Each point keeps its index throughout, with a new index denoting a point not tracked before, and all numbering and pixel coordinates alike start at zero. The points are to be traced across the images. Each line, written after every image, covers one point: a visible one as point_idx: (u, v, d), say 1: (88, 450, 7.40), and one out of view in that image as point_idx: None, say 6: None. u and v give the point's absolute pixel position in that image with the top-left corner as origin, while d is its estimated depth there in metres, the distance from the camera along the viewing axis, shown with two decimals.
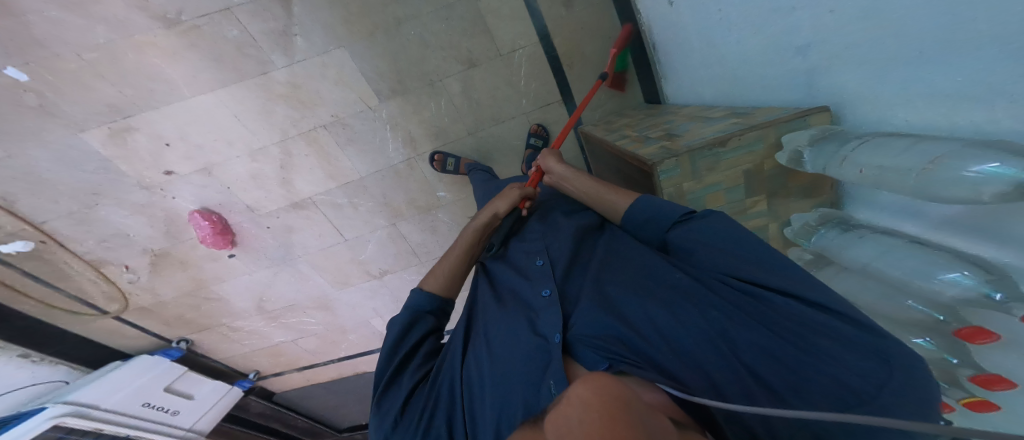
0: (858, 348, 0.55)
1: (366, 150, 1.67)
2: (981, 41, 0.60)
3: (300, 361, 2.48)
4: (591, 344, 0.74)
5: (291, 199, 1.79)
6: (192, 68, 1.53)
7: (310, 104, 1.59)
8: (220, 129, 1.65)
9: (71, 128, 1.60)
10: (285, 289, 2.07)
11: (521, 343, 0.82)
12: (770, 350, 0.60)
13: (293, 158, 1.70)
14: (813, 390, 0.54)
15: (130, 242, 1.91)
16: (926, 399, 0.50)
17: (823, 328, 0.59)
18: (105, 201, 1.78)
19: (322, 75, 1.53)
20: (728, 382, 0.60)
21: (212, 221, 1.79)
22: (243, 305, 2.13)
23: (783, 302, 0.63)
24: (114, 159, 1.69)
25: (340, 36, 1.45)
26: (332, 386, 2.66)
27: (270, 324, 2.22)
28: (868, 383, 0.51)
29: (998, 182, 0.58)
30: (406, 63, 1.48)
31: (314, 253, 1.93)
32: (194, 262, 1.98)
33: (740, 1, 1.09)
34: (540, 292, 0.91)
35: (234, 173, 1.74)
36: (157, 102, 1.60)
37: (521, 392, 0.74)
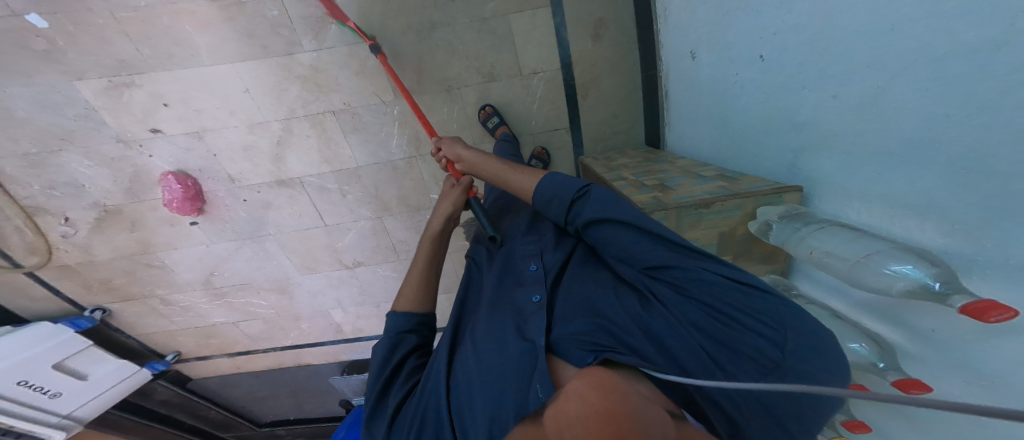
0: (763, 319, 0.64)
1: (369, 142, 1.65)
2: (950, 163, 0.60)
3: (235, 345, 2.19)
4: (578, 341, 0.68)
5: (276, 174, 1.71)
6: (221, 39, 1.55)
7: (327, 89, 1.60)
8: (227, 98, 1.62)
9: (67, 72, 1.55)
10: (242, 266, 1.90)
11: (507, 349, 0.74)
12: (710, 332, 0.65)
13: (292, 136, 1.66)
14: (743, 360, 0.63)
15: (81, 194, 1.75)
16: (819, 352, 0.65)
17: (744, 305, 0.65)
18: (71, 149, 1.67)
19: (346, 64, 1.56)
20: (694, 363, 0.62)
21: (186, 186, 1.69)
22: (187, 277, 1.93)
23: (713, 282, 0.67)
24: (102, 109, 1.62)
25: (374, 31, 1.52)
26: (266, 378, 2.34)
27: (213, 302, 2.01)
28: (775, 347, 0.62)
29: (908, 281, 0.67)
30: (429, 66, 1.54)
31: (288, 233, 1.81)
32: (147, 225, 1.81)
33: (755, 66, 1.04)
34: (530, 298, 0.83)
35: (226, 141, 1.67)
36: (173, 65, 1.59)
37: (510, 399, 0.65)
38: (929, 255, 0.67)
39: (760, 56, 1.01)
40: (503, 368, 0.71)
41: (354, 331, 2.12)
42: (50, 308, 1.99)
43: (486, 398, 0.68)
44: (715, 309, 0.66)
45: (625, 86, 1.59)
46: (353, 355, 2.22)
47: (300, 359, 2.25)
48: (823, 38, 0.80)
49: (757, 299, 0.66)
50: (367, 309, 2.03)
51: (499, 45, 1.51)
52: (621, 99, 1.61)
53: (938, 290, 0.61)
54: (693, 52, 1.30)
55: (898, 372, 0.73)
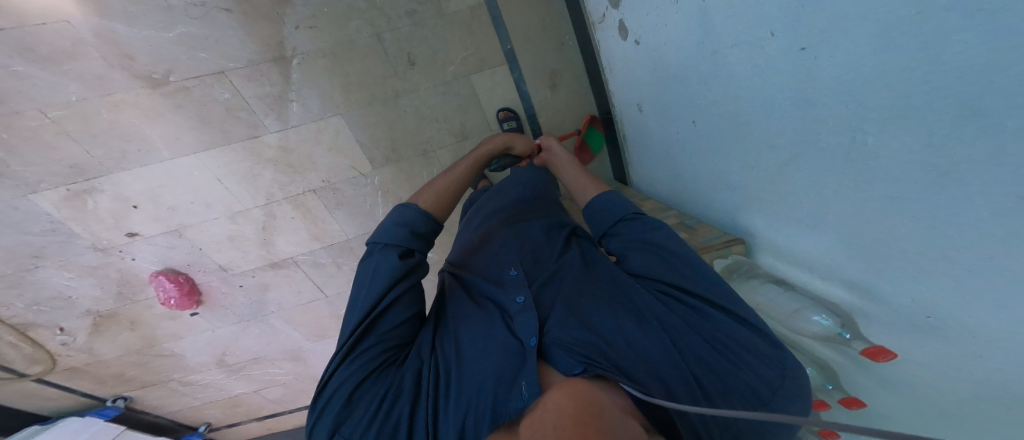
0: (761, 359, 0.74)
1: (355, 214, 1.66)
2: (839, 236, 0.73)
3: (260, 409, 2.29)
4: (567, 349, 0.70)
5: (266, 256, 1.71)
6: (175, 129, 1.47)
7: (301, 169, 1.57)
8: (200, 191, 1.58)
9: (19, 188, 1.46)
10: (251, 342, 1.94)
11: (495, 343, 0.76)
12: (709, 362, 0.73)
13: (276, 220, 1.65)
14: (736, 394, 0.69)
15: (70, 304, 1.73)
16: (797, 394, 0.72)
17: (739, 340, 0.76)
18: (46, 264, 1.62)
19: (316, 140, 1.52)
20: (681, 387, 0.68)
21: (179, 282, 1.70)
22: (200, 359, 1.98)
23: (725, 321, 0.78)
24: (68, 220, 1.56)
25: (337, 103, 1.46)
26: (294, 431, 2.46)
27: (230, 377, 2.07)
28: (768, 390, 0.70)
29: (824, 327, 0.82)
30: (401, 132, 1.52)
31: (291, 308, 1.86)
32: (146, 322, 1.83)
33: (692, 129, 1.09)
34: (514, 297, 0.83)
35: (209, 233, 1.66)
36: (131, 164, 1.51)
37: (491, 389, 0.69)
38: (831, 306, 0.82)
39: (693, 121, 1.07)
40: (487, 367, 0.72)
41: None
42: (68, 403, 2.02)
43: (471, 388, 0.71)
44: (713, 342, 0.76)
45: (585, 127, 1.67)
46: None
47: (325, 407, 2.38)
48: (735, 119, 0.90)
49: (756, 339, 0.77)
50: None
51: (465, 106, 1.51)
52: (584, 140, 1.69)
53: (845, 338, 0.78)
54: (639, 105, 1.32)
55: (840, 391, 0.83)
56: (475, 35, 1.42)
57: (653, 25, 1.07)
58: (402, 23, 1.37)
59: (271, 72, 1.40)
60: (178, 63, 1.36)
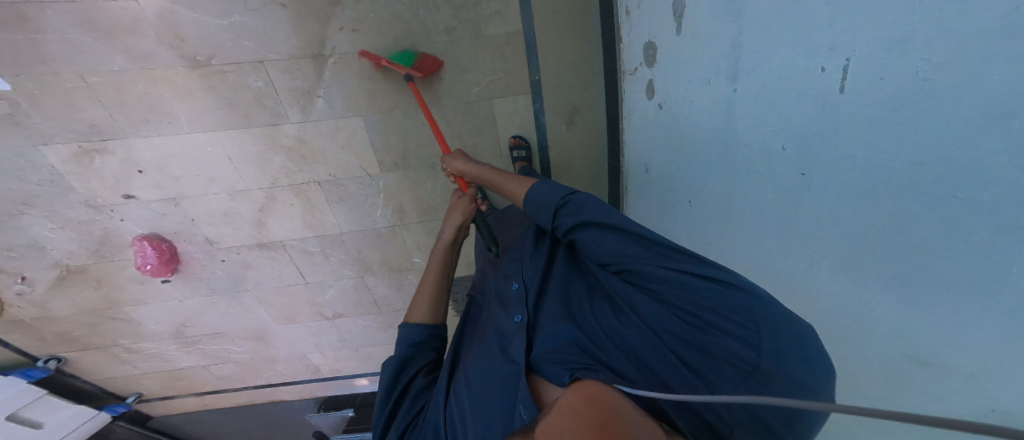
0: (743, 325, 0.69)
1: (353, 210, 1.67)
2: (807, 310, 0.76)
3: (202, 385, 2.14)
4: (553, 361, 0.84)
5: (255, 236, 1.73)
6: (202, 107, 1.53)
7: (310, 160, 1.61)
8: (207, 165, 1.62)
9: (25, 133, 1.50)
10: (216, 315, 1.90)
11: (498, 370, 0.93)
12: (682, 334, 0.76)
13: (275, 204, 1.68)
14: (724, 365, 0.70)
15: (41, 254, 1.70)
16: (809, 358, 0.66)
17: (715, 305, 0.73)
18: (33, 213, 1.63)
19: (332, 136, 1.57)
20: (670, 373, 0.75)
21: (160, 249, 1.69)
22: (154, 328, 1.94)
23: (696, 288, 0.76)
24: (69, 175, 1.58)
25: (360, 105, 1.51)
26: (233, 412, 2.26)
27: (182, 349, 2.01)
28: (752, 351, 0.67)
29: None
30: (415, 144, 1.57)
31: (268, 289, 1.82)
32: (112, 282, 1.80)
33: (696, 195, 1.12)
34: (513, 317, 1.04)
35: (205, 207, 1.68)
36: (148, 131, 1.56)
37: (497, 416, 0.84)
38: None
39: (689, 201, 1.18)
40: (494, 387, 0.90)
41: (332, 370, 2.06)
42: None
43: (481, 414, 0.87)
44: (685, 313, 0.77)
45: (595, 169, 1.67)
46: (334, 391, 2.17)
47: (274, 398, 2.19)
48: (722, 193, 0.99)
49: (736, 298, 0.71)
50: (347, 352, 1.99)
51: (482, 127, 1.53)
52: (591, 181, 1.69)
53: None
54: (648, 166, 1.41)
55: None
56: (507, 61, 1.44)
57: (682, 89, 1.12)
58: (440, 40, 1.41)
59: (305, 67, 1.47)
60: (222, 49, 1.45)
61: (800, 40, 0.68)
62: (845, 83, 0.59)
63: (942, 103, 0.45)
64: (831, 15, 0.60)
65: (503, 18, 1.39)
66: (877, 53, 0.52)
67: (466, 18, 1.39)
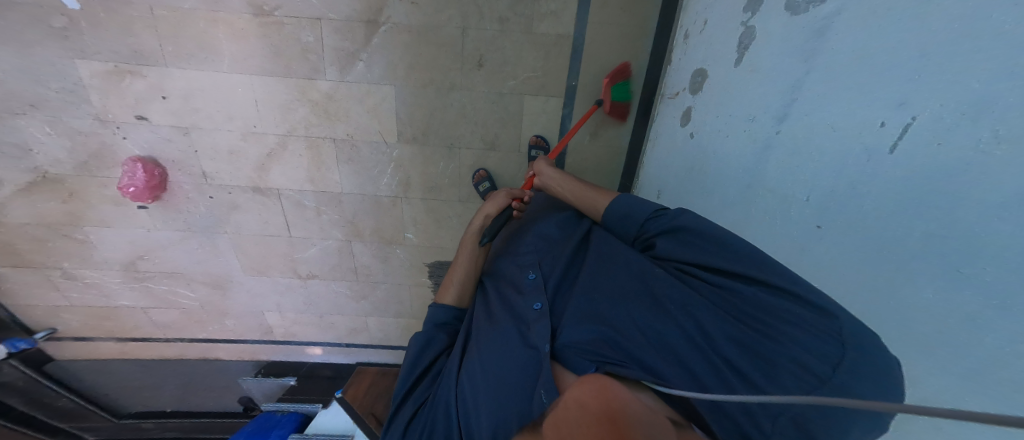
0: (818, 335, 0.69)
1: (360, 173, 1.64)
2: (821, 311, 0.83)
3: (132, 330, 1.90)
4: (579, 351, 0.91)
5: (252, 178, 1.64)
6: (247, 51, 1.51)
7: (334, 118, 1.58)
8: (229, 103, 1.56)
9: (65, 44, 1.45)
10: (178, 252, 1.74)
11: (516, 355, 0.99)
12: (739, 339, 0.78)
13: (284, 152, 1.61)
14: (783, 373, 0.69)
15: (20, 156, 1.58)
16: (883, 377, 0.63)
17: (783, 316, 0.73)
18: (36, 116, 1.53)
19: (360, 100, 1.55)
20: (711, 378, 0.77)
21: (150, 174, 1.59)
22: (107, 255, 1.75)
23: (765, 297, 0.77)
24: (91, 88, 1.52)
25: (399, 75, 1.52)
26: (154, 367, 1.98)
27: (127, 285, 1.80)
28: (825, 363, 0.66)
29: None
30: (438, 123, 1.58)
31: (247, 235, 1.70)
32: (83, 198, 1.66)
33: (715, 210, 1.22)
34: (531, 305, 1.08)
35: (212, 142, 1.61)
36: (189, 65, 1.52)
37: (516, 401, 0.91)
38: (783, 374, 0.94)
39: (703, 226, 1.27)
40: (513, 373, 0.95)
41: (285, 334, 1.89)
42: None
43: (496, 397, 0.93)
44: (746, 320, 0.79)
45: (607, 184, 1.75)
46: (280, 357, 1.95)
47: (208, 356, 1.95)
48: (740, 217, 1.10)
49: (813, 316, 0.71)
50: (308, 316, 1.84)
51: (507, 121, 1.59)
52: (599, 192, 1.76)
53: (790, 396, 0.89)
54: (660, 191, 1.54)
55: None
56: (548, 64, 1.51)
57: (717, 126, 1.22)
58: (491, 27, 1.44)
59: (357, 31, 1.48)
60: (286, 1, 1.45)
61: (866, 88, 0.73)
62: (900, 142, 0.66)
63: (968, 179, 0.56)
64: (913, 71, 0.65)
65: (555, 22, 1.45)
66: (946, 113, 0.59)
67: (520, 12, 1.43)
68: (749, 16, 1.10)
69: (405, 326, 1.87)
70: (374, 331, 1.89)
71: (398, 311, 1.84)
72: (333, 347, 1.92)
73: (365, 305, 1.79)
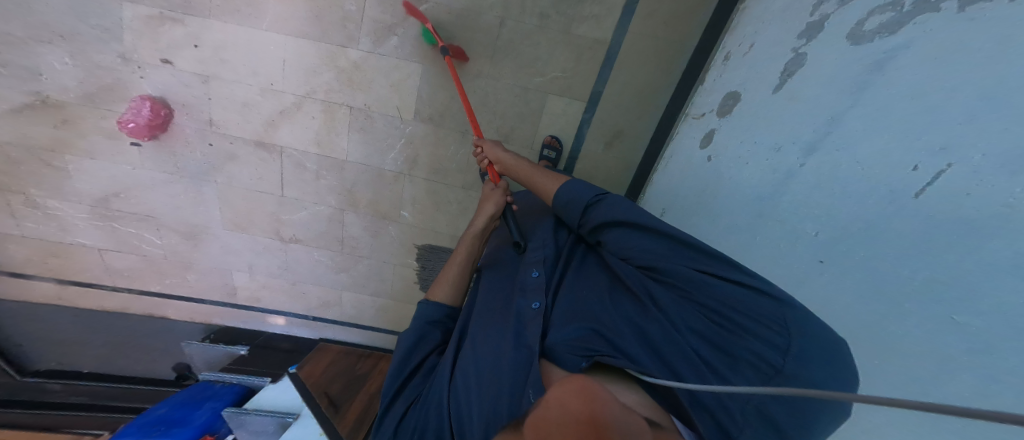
0: (767, 324, 0.62)
1: (370, 146, 1.37)
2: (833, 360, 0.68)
3: (76, 273, 1.61)
4: (568, 347, 0.78)
5: (258, 131, 1.37)
6: (289, 11, 1.24)
7: (356, 87, 1.31)
8: (257, 60, 1.29)
9: None
10: (156, 192, 1.47)
11: (506, 355, 0.85)
12: (704, 330, 0.70)
13: (297, 112, 1.34)
14: (744, 363, 0.63)
15: (26, 76, 1.29)
16: (835, 361, 0.58)
17: (740, 308, 0.66)
18: (60, 47, 1.25)
19: (386, 74, 1.29)
20: (684, 367, 0.69)
21: (155, 115, 1.31)
22: (80, 187, 1.45)
23: (721, 288, 0.70)
24: (129, 29, 1.26)
25: (429, 53, 1.28)
26: (89, 319, 1.68)
27: (90, 222, 1.51)
28: (778, 353, 0.60)
29: None
30: (457, 107, 1.32)
31: (235, 188, 1.44)
32: (80, 130, 1.36)
33: (713, 228, 1.06)
34: (529, 304, 0.93)
35: (229, 92, 1.33)
36: (231, 19, 1.25)
37: (504, 401, 0.77)
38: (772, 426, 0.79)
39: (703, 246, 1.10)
40: (499, 375, 0.82)
41: (247, 300, 1.64)
42: None
43: (485, 400, 0.80)
44: (711, 311, 0.70)
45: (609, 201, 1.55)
46: (235, 324, 1.71)
47: (153, 313, 1.70)
48: (739, 241, 0.95)
49: (764, 303, 0.64)
50: (278, 281, 1.59)
51: (525, 115, 1.34)
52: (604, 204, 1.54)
53: None
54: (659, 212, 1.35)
55: None
56: (579, 67, 1.28)
57: (736, 151, 1.03)
58: (530, 21, 1.23)
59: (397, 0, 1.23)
60: None
61: (913, 131, 0.59)
62: (927, 190, 0.56)
63: (990, 234, 0.47)
64: (965, 116, 0.53)
65: (596, 25, 1.23)
66: (983, 167, 0.49)
67: (563, 11, 1.21)
68: (805, 41, 0.89)
69: (381, 307, 1.64)
70: (347, 307, 1.64)
71: (377, 290, 1.60)
72: (298, 319, 1.68)
73: (344, 277, 1.57)
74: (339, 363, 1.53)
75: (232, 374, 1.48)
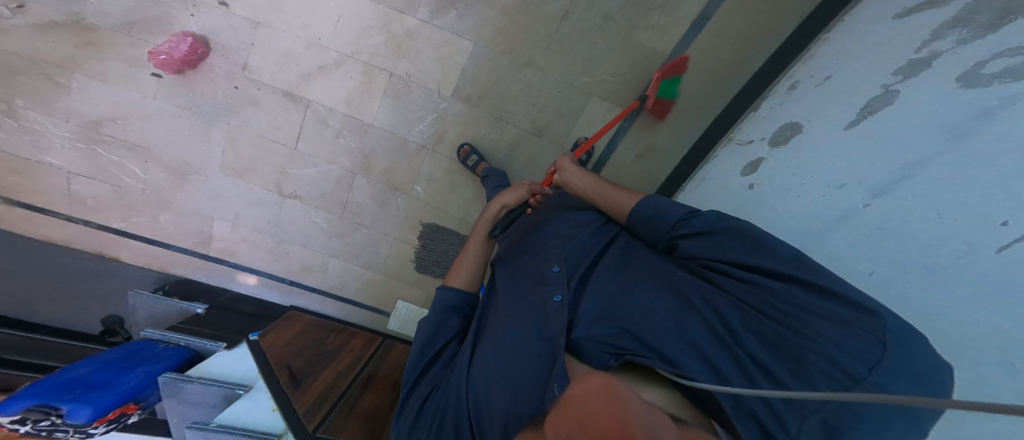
0: (847, 330, 0.46)
1: (402, 116, 1.24)
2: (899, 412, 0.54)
3: (31, 195, 1.37)
4: (593, 343, 0.61)
5: (290, 82, 1.22)
6: None
7: (402, 56, 1.18)
8: (313, 12, 1.15)
9: None
10: (156, 122, 1.29)
11: (524, 346, 0.68)
12: (763, 332, 0.53)
13: (336, 70, 1.20)
14: (811, 372, 0.46)
15: None
16: (930, 379, 0.42)
17: (808, 307, 0.50)
18: None
19: (436, 47, 1.16)
20: (731, 371, 0.52)
21: (192, 49, 1.17)
22: (71, 106, 1.25)
23: (792, 290, 0.52)
24: None
25: (484, 35, 1.14)
26: (18, 250, 1.39)
27: (68, 143, 1.30)
28: (860, 362, 0.43)
29: None
30: (498, 91, 1.19)
31: (245, 132, 1.29)
32: (100, 49, 1.19)
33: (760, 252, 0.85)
34: (550, 297, 0.73)
35: (273, 40, 1.18)
36: None
37: (524, 395, 0.62)
38: None
39: None
40: (516, 370, 0.66)
41: (221, 252, 1.49)
42: None
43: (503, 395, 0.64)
44: (767, 310, 0.54)
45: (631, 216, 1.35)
46: (200, 277, 1.54)
47: (104, 253, 1.47)
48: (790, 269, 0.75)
49: (842, 308, 0.48)
50: (263, 237, 1.45)
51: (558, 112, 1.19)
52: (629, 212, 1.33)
53: None
54: None
55: None
56: (629, 76, 1.15)
57: (783, 183, 0.82)
58: (594, 20, 1.10)
59: None
60: None
61: (1000, 179, 0.45)
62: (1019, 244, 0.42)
63: None
64: None
65: (659, 36, 1.10)
66: None
67: (630, 16, 1.09)
68: (899, 79, 0.66)
69: (368, 280, 1.52)
70: (330, 276, 1.53)
71: (369, 261, 1.47)
72: (272, 281, 1.55)
73: (336, 244, 1.44)
74: (311, 336, 1.44)
75: (184, 335, 1.30)
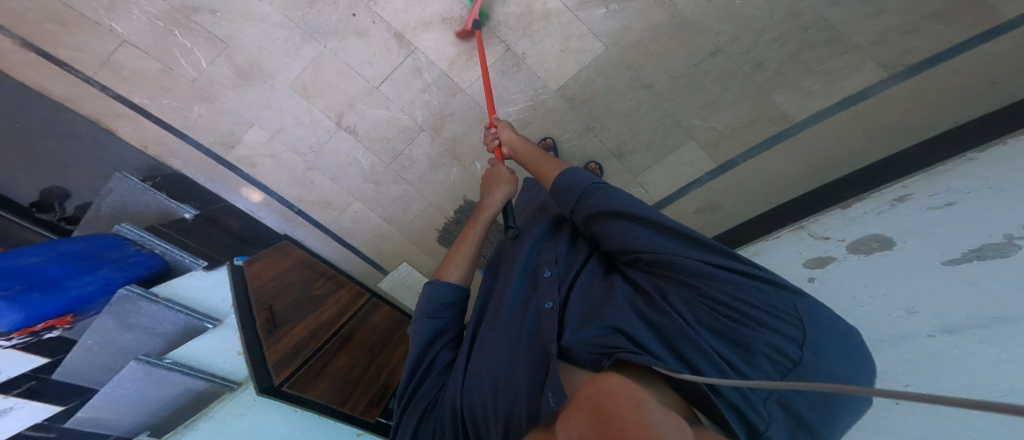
0: (775, 315, 0.46)
1: (497, 92, 1.26)
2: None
3: (53, 40, 1.19)
4: (584, 343, 0.56)
5: (406, 24, 1.20)
6: None
7: (527, 35, 1.20)
8: None
9: None
10: (251, 23, 1.21)
11: (519, 353, 0.63)
12: (714, 326, 0.50)
13: (458, 27, 1.20)
14: (759, 357, 0.46)
15: None
16: (849, 349, 0.47)
17: (736, 293, 0.48)
18: None
19: (565, 37, 1.19)
20: (698, 361, 0.48)
21: None
22: None
23: (732, 279, 0.50)
24: None
25: (621, 43, 1.18)
26: None
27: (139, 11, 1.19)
28: (792, 342, 0.45)
29: None
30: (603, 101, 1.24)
31: (331, 56, 1.24)
32: None
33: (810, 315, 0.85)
34: (540, 305, 0.66)
35: None
36: None
37: (517, 404, 0.57)
38: None
39: None
40: (509, 378, 0.61)
41: (240, 161, 1.40)
42: None
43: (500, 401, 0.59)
44: (711, 302, 0.51)
45: None
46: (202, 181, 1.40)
47: (99, 121, 1.29)
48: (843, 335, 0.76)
49: (770, 293, 0.48)
50: (295, 159, 1.39)
51: (653, 141, 1.25)
52: None
53: None
54: None
55: None
56: (743, 130, 1.20)
57: (846, 288, 0.76)
58: (742, 66, 1.15)
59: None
60: None
61: None
62: None
63: None
64: None
65: (799, 100, 1.13)
66: None
67: (784, 72, 1.13)
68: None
69: (382, 235, 1.50)
70: (344, 218, 1.49)
71: (392, 217, 1.46)
72: (279, 205, 1.47)
73: (368, 189, 1.42)
74: (296, 274, 1.34)
75: (160, 241, 1.11)
